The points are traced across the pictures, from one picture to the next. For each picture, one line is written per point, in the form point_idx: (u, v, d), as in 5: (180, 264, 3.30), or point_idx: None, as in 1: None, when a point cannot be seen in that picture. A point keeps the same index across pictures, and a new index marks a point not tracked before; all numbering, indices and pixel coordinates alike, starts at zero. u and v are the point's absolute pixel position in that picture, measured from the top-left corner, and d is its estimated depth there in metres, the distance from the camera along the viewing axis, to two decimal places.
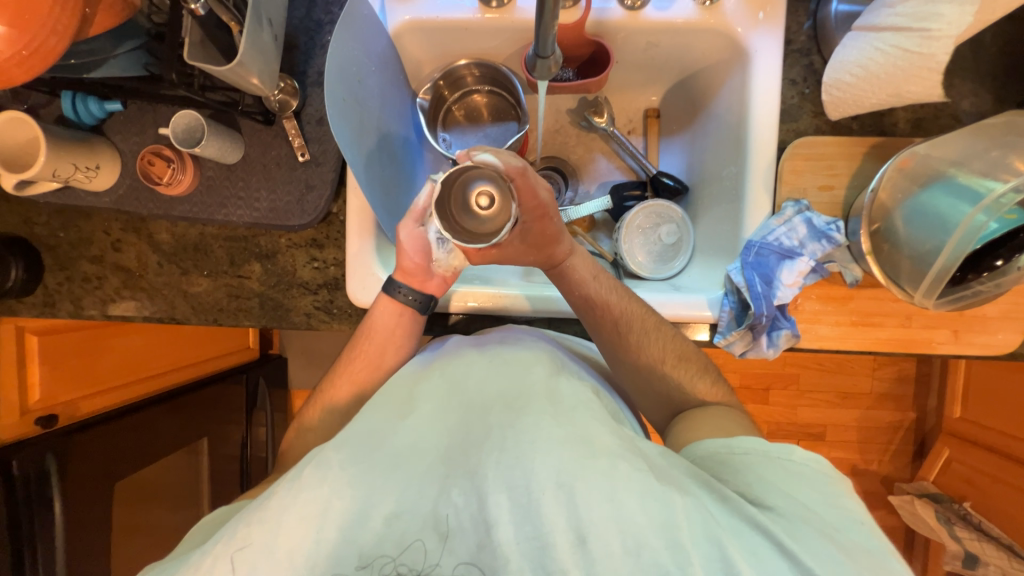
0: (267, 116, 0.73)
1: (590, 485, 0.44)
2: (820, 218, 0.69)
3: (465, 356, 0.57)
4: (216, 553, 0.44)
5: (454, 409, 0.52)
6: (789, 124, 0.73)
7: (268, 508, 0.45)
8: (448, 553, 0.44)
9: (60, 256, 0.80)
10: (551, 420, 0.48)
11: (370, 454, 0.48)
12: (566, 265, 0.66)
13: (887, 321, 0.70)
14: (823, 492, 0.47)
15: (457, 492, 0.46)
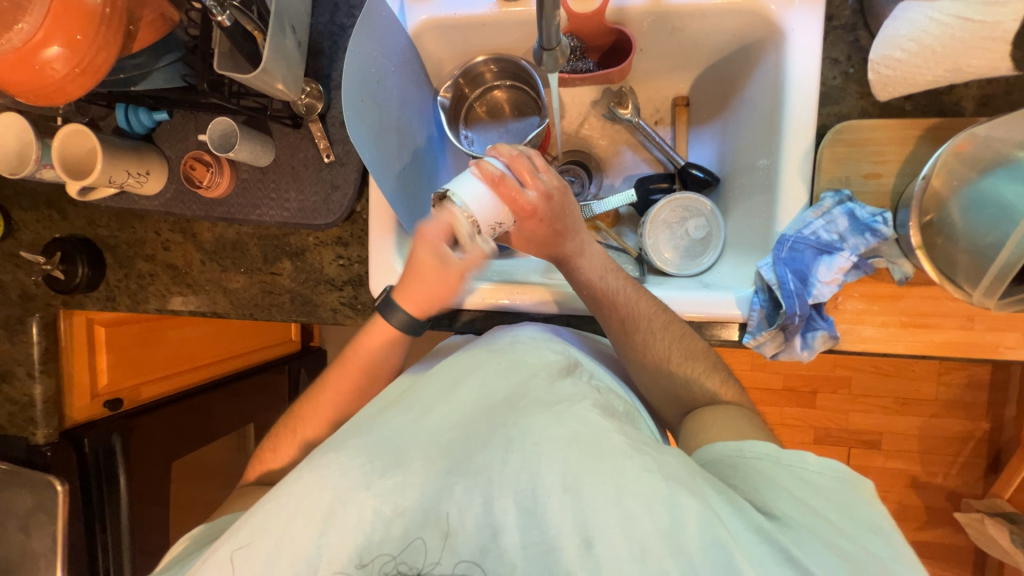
0: (295, 119, 0.77)
1: (597, 488, 0.43)
2: (863, 209, 0.63)
3: (467, 354, 0.57)
4: (223, 550, 0.45)
5: (456, 406, 0.50)
6: (831, 107, 0.67)
7: (271, 511, 0.45)
8: (448, 552, 0.42)
9: (118, 255, 0.88)
10: (555, 421, 0.47)
11: (370, 456, 0.47)
12: (581, 262, 0.64)
13: (944, 322, 0.63)
14: (841, 502, 0.45)
15: (460, 491, 0.44)
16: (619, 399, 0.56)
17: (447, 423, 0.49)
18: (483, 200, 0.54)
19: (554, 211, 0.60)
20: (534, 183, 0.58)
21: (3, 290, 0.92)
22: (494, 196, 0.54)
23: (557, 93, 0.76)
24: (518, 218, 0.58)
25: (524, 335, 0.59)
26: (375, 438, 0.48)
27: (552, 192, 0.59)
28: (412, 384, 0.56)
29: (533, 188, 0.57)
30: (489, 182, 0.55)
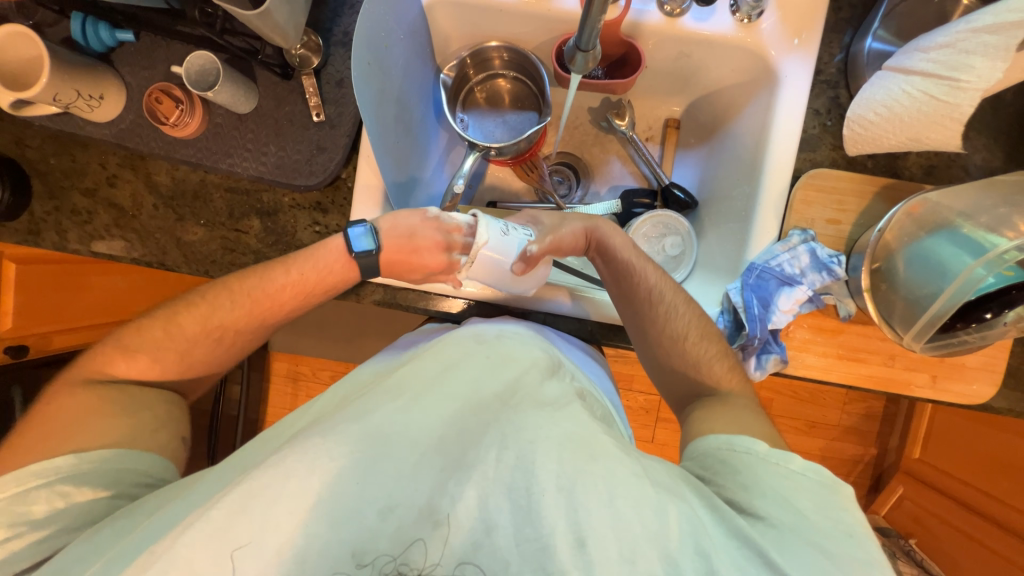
0: (286, 69, 0.72)
1: (589, 489, 0.45)
2: (823, 250, 0.70)
3: (453, 343, 0.57)
4: (195, 540, 0.42)
5: (448, 400, 0.50)
6: (807, 153, 0.74)
7: (251, 492, 0.44)
8: (447, 551, 0.42)
9: (50, 184, 0.77)
10: (547, 420, 0.49)
11: (358, 443, 0.46)
12: (605, 234, 0.71)
13: (872, 358, 0.72)
14: (821, 503, 0.49)
15: (454, 486, 0.45)
16: (597, 400, 0.59)
17: (439, 417, 0.49)
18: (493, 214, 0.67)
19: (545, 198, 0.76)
20: None
21: None
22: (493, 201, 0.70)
23: (571, 99, 0.78)
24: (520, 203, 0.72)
25: (514, 332, 0.60)
26: (366, 424, 0.47)
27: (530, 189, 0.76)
28: (399, 372, 0.55)
29: None
30: None
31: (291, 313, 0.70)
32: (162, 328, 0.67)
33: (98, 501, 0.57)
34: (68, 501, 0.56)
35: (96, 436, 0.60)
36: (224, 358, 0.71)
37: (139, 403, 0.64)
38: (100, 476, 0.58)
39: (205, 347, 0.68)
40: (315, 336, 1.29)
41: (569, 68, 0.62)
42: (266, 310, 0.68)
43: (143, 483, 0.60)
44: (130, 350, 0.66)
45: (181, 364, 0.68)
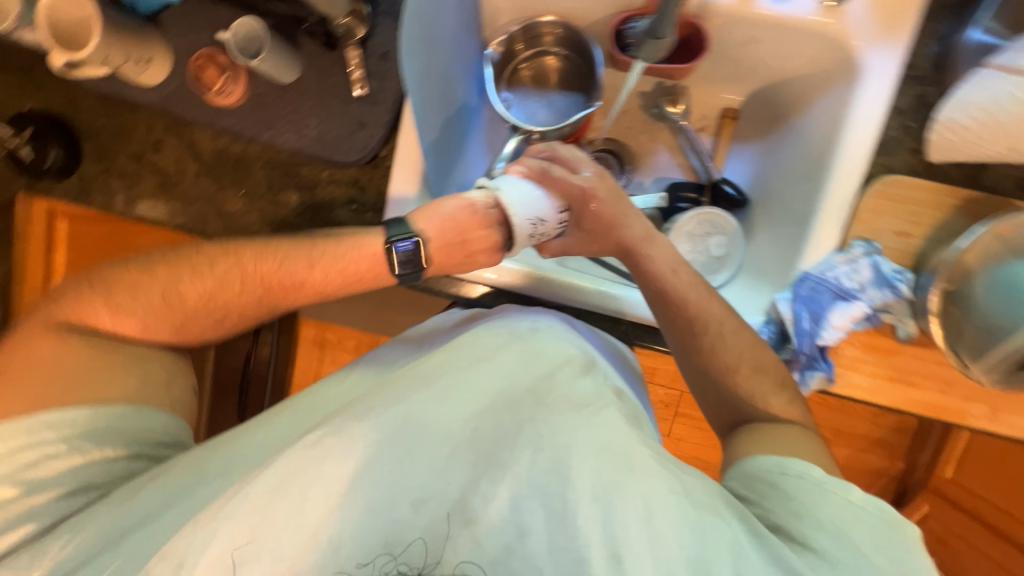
0: (330, 40, 0.70)
1: (626, 503, 0.46)
2: (887, 264, 0.65)
3: (488, 333, 0.58)
4: (247, 510, 0.45)
5: (480, 396, 0.53)
6: (883, 157, 0.67)
7: (297, 473, 0.47)
8: (479, 546, 0.45)
9: (99, 145, 0.78)
10: (581, 425, 0.51)
11: (391, 431, 0.49)
12: (647, 252, 0.68)
13: (926, 383, 0.67)
14: (880, 539, 0.48)
15: (487, 483, 0.47)
16: (630, 400, 0.59)
17: (470, 413, 0.51)
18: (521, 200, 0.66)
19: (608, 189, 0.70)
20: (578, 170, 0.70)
21: None
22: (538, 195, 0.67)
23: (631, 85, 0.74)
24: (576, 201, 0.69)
25: (551, 326, 0.60)
26: (402, 418, 0.50)
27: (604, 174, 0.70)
28: (432, 359, 0.56)
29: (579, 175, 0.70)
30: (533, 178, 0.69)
31: (299, 302, 0.69)
32: (161, 293, 0.64)
33: (117, 461, 0.59)
34: (88, 456, 0.58)
35: (105, 391, 0.59)
36: (216, 333, 0.69)
37: (138, 356, 0.63)
38: (118, 434, 0.59)
39: (207, 321, 0.66)
40: (343, 308, 1.31)
41: (638, 53, 0.65)
42: (278, 296, 0.67)
43: (161, 445, 0.63)
44: (123, 307, 0.63)
45: (182, 333, 0.66)
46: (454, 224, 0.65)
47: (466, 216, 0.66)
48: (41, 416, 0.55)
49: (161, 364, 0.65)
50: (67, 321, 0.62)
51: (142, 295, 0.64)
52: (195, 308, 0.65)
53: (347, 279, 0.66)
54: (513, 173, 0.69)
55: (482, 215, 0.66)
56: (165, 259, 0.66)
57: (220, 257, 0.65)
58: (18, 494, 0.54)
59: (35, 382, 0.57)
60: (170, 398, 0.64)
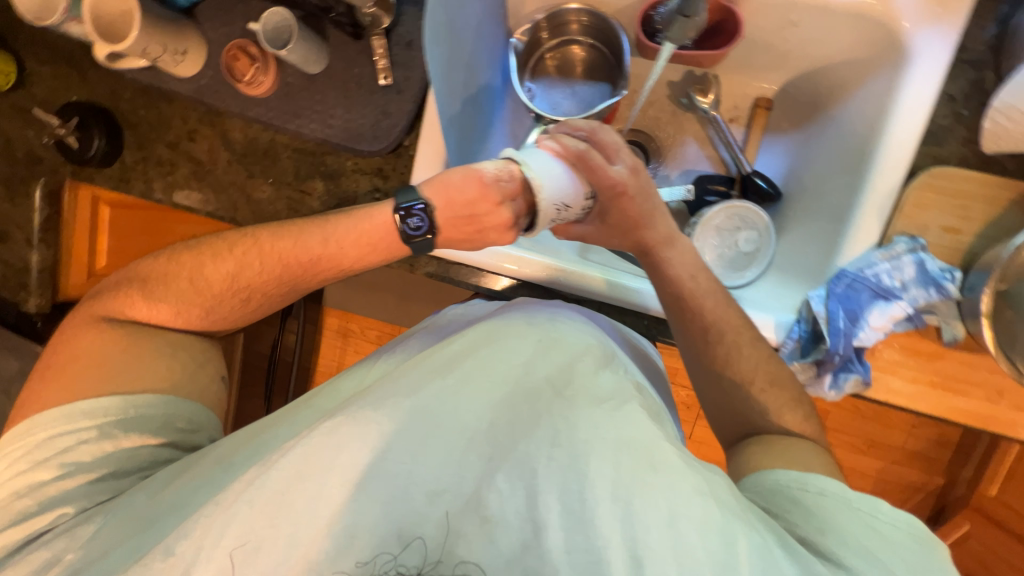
0: (357, 29, 0.71)
1: (648, 502, 0.45)
2: (934, 262, 0.61)
3: (506, 328, 0.58)
4: (252, 499, 0.46)
5: (496, 385, 0.52)
6: (931, 147, 0.63)
7: (308, 457, 0.47)
8: (494, 545, 0.44)
9: (139, 134, 0.81)
10: (600, 418, 0.49)
11: (401, 419, 0.48)
12: (665, 256, 0.65)
13: (973, 391, 0.63)
14: (912, 559, 0.46)
15: (502, 478, 0.47)
16: (651, 395, 0.58)
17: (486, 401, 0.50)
18: (553, 179, 0.58)
19: (640, 187, 0.64)
20: (619, 156, 0.64)
21: (10, 145, 0.85)
22: (568, 177, 0.60)
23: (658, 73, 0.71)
24: (608, 195, 0.63)
25: (565, 315, 0.60)
26: (414, 408, 0.49)
27: (638, 168, 0.64)
28: (449, 347, 0.55)
29: (618, 159, 0.63)
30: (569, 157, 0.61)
31: (316, 281, 0.65)
32: (186, 278, 0.62)
33: (144, 448, 0.56)
34: (116, 445, 0.55)
35: (141, 377, 0.57)
36: (251, 318, 0.67)
37: (170, 344, 0.61)
38: (148, 422, 0.56)
39: (229, 307, 0.63)
40: (363, 297, 1.32)
41: (666, 33, 0.65)
42: (293, 276, 0.62)
43: (189, 429, 0.59)
44: (154, 293, 0.61)
45: (211, 318, 0.63)
46: (468, 206, 0.60)
47: (480, 190, 0.58)
48: (77, 403, 0.54)
49: (189, 350, 0.62)
50: (109, 315, 0.61)
51: (172, 281, 0.62)
52: (223, 294, 0.62)
53: (364, 248, 0.62)
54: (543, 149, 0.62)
55: (491, 189, 0.58)
56: (187, 246, 0.63)
57: (238, 239, 0.62)
58: (54, 476, 0.52)
59: (75, 373, 0.56)
60: (199, 386, 0.61)
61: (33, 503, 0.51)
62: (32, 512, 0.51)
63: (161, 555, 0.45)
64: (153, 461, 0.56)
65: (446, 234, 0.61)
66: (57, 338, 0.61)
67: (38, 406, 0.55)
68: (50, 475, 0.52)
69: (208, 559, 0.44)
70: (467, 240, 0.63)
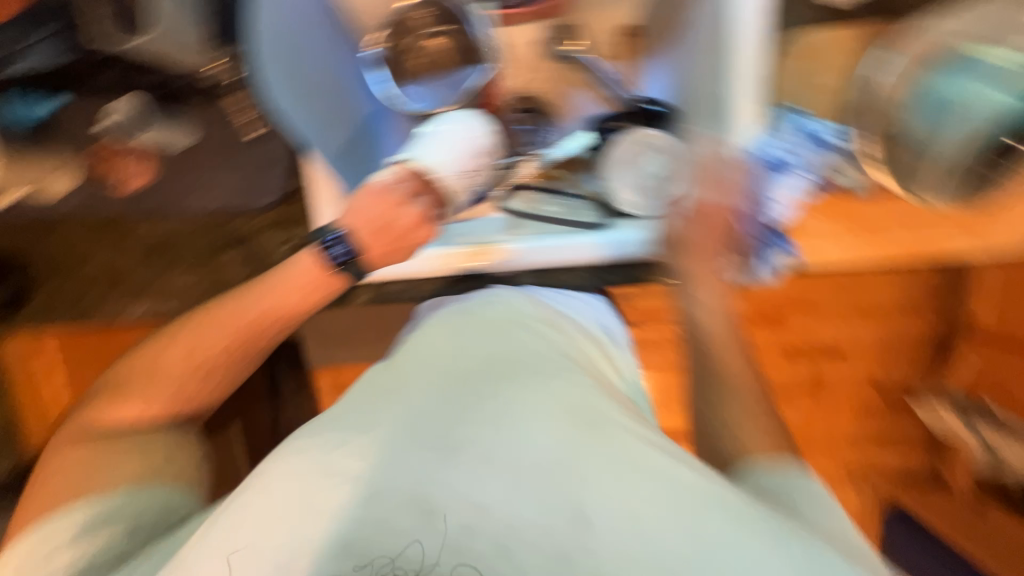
0: (208, 93, 0.74)
1: (582, 462, 0.48)
2: (818, 125, 0.70)
3: (455, 335, 0.63)
4: (216, 548, 0.47)
5: (445, 381, 0.56)
6: (770, 20, 0.66)
7: (274, 485, 0.49)
8: (424, 539, 0.44)
9: (31, 273, 0.77)
10: (537, 393, 0.54)
11: (367, 426, 0.52)
12: None
13: (893, 224, 0.67)
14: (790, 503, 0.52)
15: (441, 464, 0.48)
16: (598, 368, 0.64)
17: (435, 396, 0.54)
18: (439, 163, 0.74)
19: None
20: None
21: None
22: (452, 160, 0.76)
23: None
24: None
25: (509, 300, 0.68)
26: (377, 415, 0.53)
27: None
28: (399, 363, 0.61)
29: None
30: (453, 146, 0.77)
31: (272, 338, 0.68)
32: (147, 365, 0.65)
33: (117, 538, 0.55)
34: (93, 544, 0.54)
35: (108, 480, 0.57)
36: (224, 390, 0.68)
37: (143, 440, 0.61)
38: (121, 521, 0.55)
39: (199, 380, 0.65)
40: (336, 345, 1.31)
41: None
42: (243, 339, 0.66)
43: (166, 522, 0.57)
44: (112, 400, 0.63)
45: (178, 405, 0.65)
46: (385, 215, 0.68)
47: (384, 202, 0.69)
48: (47, 523, 0.54)
49: (160, 443, 0.62)
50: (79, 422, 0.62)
51: (133, 370, 0.65)
52: (187, 368, 0.65)
53: (303, 293, 0.67)
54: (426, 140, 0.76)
55: (392, 194, 0.70)
56: (135, 353, 0.67)
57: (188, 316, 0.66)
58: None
59: (47, 496, 0.57)
60: (172, 474, 0.60)
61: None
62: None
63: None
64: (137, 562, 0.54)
65: (374, 252, 0.68)
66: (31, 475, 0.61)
67: (18, 538, 0.55)
68: None
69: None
70: (399, 249, 0.69)
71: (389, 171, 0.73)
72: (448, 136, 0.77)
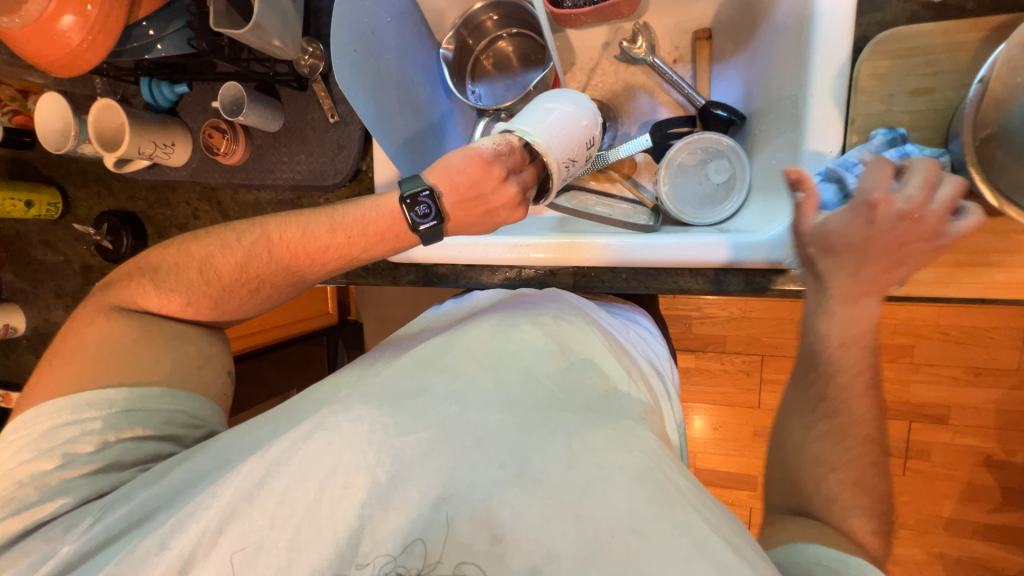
0: (300, 81, 0.78)
1: (658, 527, 0.43)
2: (918, 156, 0.55)
3: (533, 344, 0.61)
4: (247, 471, 0.50)
5: (523, 393, 0.55)
6: (872, 15, 0.58)
7: (325, 442, 0.51)
8: (458, 549, 0.45)
9: (157, 226, 0.94)
10: (616, 435, 0.51)
11: (418, 429, 0.51)
12: None
13: (1010, 259, 0.55)
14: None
15: (505, 479, 0.47)
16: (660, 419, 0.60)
17: (512, 410, 0.53)
18: (556, 134, 0.65)
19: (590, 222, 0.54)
20: None
21: (68, 261, 1.02)
22: (570, 133, 0.67)
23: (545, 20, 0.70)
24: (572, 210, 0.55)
25: (578, 327, 0.66)
26: (434, 416, 0.52)
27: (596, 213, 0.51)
28: (456, 350, 0.61)
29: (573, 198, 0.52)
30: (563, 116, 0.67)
31: (326, 270, 0.70)
32: (199, 268, 0.67)
33: (147, 441, 0.59)
34: (118, 436, 0.58)
35: (140, 372, 0.62)
36: (256, 307, 0.72)
37: (178, 336, 0.67)
38: (151, 416, 0.60)
39: (240, 294, 0.69)
40: None
41: None
42: (301, 262, 0.67)
43: (191, 425, 0.63)
44: (165, 284, 0.67)
45: (215, 307, 0.69)
46: (479, 187, 0.66)
47: (481, 166, 0.65)
48: (83, 394, 0.58)
49: (194, 348, 0.68)
50: (119, 303, 0.67)
51: (184, 271, 0.68)
52: (236, 285, 0.68)
53: (374, 237, 0.66)
54: (539, 109, 0.67)
55: (494, 164, 0.65)
56: (197, 238, 0.70)
57: (247, 229, 0.68)
58: (56, 467, 0.55)
59: (83, 360, 0.61)
60: (202, 380, 0.66)
61: (35, 494, 0.54)
62: (31, 502, 0.53)
63: (156, 549, 0.48)
64: (153, 455, 0.59)
65: (455, 219, 0.67)
66: (70, 324, 0.67)
67: (45, 394, 0.59)
68: (49, 465, 0.55)
69: (209, 554, 0.48)
70: (478, 222, 0.69)
71: (499, 134, 0.67)
72: (554, 112, 0.66)
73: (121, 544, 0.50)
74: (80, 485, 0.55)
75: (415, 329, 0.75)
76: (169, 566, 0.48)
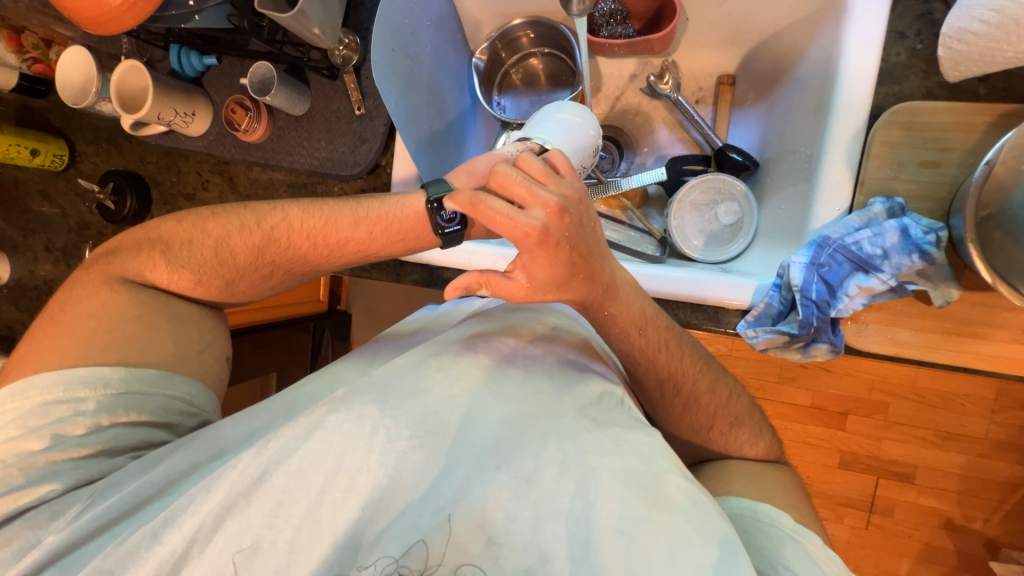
0: (332, 71, 0.79)
1: (650, 537, 0.47)
2: (918, 226, 0.58)
3: (541, 359, 0.62)
4: (241, 467, 0.49)
5: (524, 403, 0.56)
6: (890, 86, 0.61)
7: (324, 436, 0.50)
8: (456, 552, 0.46)
9: (163, 192, 0.93)
10: (611, 450, 0.53)
11: (417, 433, 0.51)
12: (607, 311, 0.58)
13: (995, 333, 0.58)
14: (800, 560, 0.53)
15: (502, 484, 0.49)
16: None
17: (507, 419, 0.54)
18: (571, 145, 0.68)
19: (580, 209, 0.53)
20: (553, 182, 0.52)
21: (65, 216, 0.99)
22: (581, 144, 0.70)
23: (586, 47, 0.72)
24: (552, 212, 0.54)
25: (577, 339, 0.68)
26: (432, 421, 0.52)
27: (564, 205, 0.50)
28: (454, 347, 0.61)
29: (554, 187, 0.52)
30: (573, 129, 0.70)
31: (342, 262, 0.69)
32: (213, 248, 0.66)
33: (141, 429, 0.57)
34: (112, 420, 0.56)
35: (140, 355, 0.59)
36: (266, 292, 0.71)
37: (184, 318, 0.65)
38: (147, 401, 0.58)
39: (253, 277, 0.68)
40: None
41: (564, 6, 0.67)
42: (320, 253, 0.67)
43: (187, 413, 0.61)
44: (176, 258, 0.66)
45: (223, 285, 0.67)
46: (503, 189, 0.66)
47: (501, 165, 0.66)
48: (78, 370, 0.55)
49: (196, 331, 0.65)
50: (124, 275, 0.64)
51: (198, 250, 0.66)
52: (242, 267, 0.67)
53: (395, 236, 0.65)
54: (548, 122, 0.70)
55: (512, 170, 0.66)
56: (215, 215, 0.67)
57: (268, 213, 0.66)
58: (44, 448, 0.52)
59: (77, 334, 0.58)
60: (201, 366, 0.64)
61: (19, 476, 0.51)
62: (17, 486, 0.50)
63: (146, 543, 0.46)
64: (146, 443, 0.57)
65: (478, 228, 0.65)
66: (67, 293, 0.63)
67: (37, 366, 0.56)
68: (37, 444, 0.52)
69: (202, 553, 0.46)
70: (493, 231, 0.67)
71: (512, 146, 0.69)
72: (570, 123, 0.70)
73: (113, 534, 0.48)
74: (69, 470, 0.52)
75: (409, 326, 0.75)
76: (159, 564, 0.46)
